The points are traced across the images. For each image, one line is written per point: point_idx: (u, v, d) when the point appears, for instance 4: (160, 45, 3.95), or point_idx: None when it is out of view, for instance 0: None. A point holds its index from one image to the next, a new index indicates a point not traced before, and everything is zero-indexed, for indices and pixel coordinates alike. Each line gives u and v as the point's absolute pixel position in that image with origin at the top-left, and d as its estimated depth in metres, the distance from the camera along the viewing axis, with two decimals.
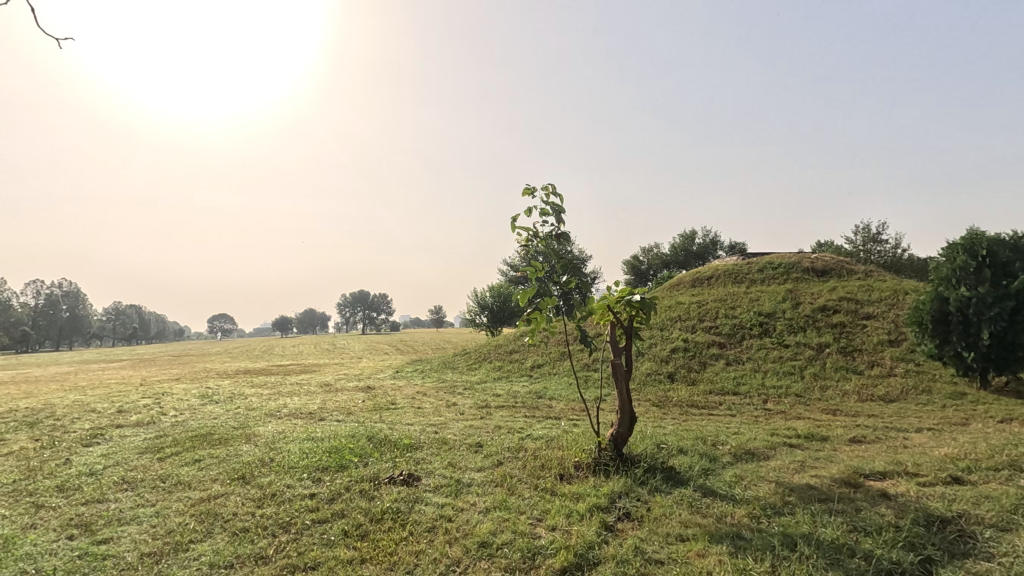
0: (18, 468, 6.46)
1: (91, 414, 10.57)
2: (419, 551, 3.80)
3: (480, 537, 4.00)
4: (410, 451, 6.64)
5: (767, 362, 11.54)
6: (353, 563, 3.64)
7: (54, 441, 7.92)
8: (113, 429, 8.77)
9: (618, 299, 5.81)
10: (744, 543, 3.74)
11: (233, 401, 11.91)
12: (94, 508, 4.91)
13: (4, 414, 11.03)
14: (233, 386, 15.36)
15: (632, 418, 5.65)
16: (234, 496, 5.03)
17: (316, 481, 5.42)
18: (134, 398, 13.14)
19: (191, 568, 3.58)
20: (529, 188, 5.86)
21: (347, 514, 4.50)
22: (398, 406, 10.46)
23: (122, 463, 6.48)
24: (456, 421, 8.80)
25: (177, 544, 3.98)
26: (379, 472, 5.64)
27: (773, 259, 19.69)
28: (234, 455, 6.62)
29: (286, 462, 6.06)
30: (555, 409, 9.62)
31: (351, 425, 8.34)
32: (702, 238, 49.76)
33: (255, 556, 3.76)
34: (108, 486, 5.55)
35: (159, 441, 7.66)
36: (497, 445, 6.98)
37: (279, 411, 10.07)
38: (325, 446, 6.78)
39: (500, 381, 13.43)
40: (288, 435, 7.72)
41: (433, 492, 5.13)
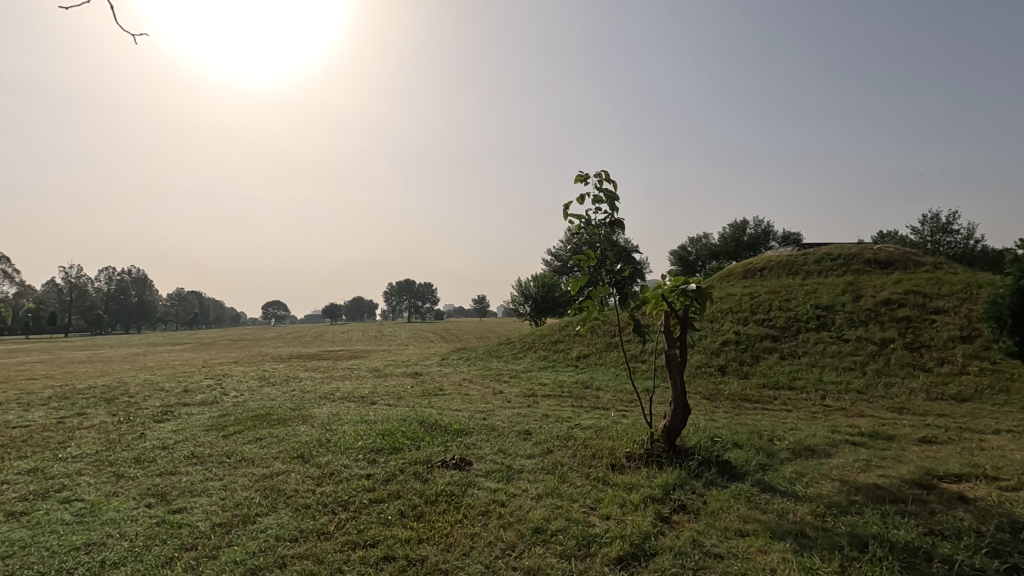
0: (99, 440, 6.93)
1: (161, 393, 11.23)
2: (474, 534, 3.86)
3: (534, 523, 4.00)
4: (460, 437, 6.72)
5: (825, 357, 11.08)
6: (410, 542, 3.72)
7: (130, 416, 8.46)
8: (181, 407, 9.30)
9: (672, 289, 5.68)
10: (808, 542, 3.61)
11: (288, 384, 12.40)
12: (168, 479, 5.22)
13: (84, 391, 11.85)
14: (287, 370, 15.98)
15: (686, 410, 5.51)
16: (294, 474, 5.23)
17: (371, 462, 5.57)
18: (198, 379, 13.84)
19: (259, 540, 3.74)
20: (581, 175, 5.71)
21: (402, 495, 4.60)
22: (446, 393, 10.61)
23: (191, 439, 6.84)
24: (503, 408, 8.87)
25: (245, 517, 4.17)
26: (431, 455, 5.74)
27: (831, 250, 18.79)
28: (293, 435, 6.89)
29: (343, 444, 6.26)
30: (602, 399, 9.53)
31: (402, 409, 8.52)
32: (755, 228, 48.10)
33: (317, 532, 3.89)
34: (179, 460, 5.88)
35: (223, 420, 8.05)
36: (547, 433, 6.98)
37: (333, 395, 10.41)
38: (378, 428, 6.96)
39: (547, 370, 13.44)
40: (342, 418, 7.96)
41: (485, 477, 5.18)
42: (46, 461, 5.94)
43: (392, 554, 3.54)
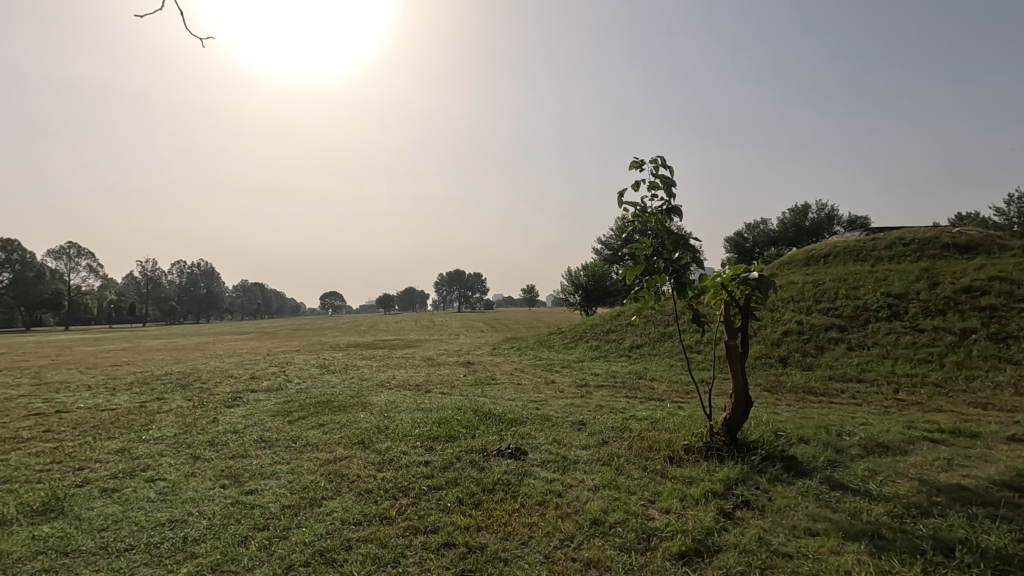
0: (177, 424, 7.40)
1: (230, 380, 11.88)
2: (532, 523, 3.87)
3: (591, 514, 3.97)
4: (514, 426, 6.75)
5: (897, 348, 10.43)
6: (470, 530, 3.77)
7: (203, 402, 8.99)
8: (249, 393, 9.80)
9: (732, 277, 5.43)
10: (885, 544, 3.41)
11: (347, 372, 12.85)
12: (240, 462, 5.51)
13: (162, 377, 12.70)
14: (345, 358, 16.54)
15: (747, 402, 5.31)
16: (356, 460, 5.40)
17: (428, 449, 5.68)
18: (264, 366, 14.54)
19: (326, 522, 3.89)
20: (636, 161, 5.51)
21: (460, 483, 4.67)
22: (498, 382, 10.70)
23: (260, 424, 7.20)
24: (556, 398, 8.85)
25: (312, 500, 4.35)
26: (487, 444, 5.80)
27: (904, 234, 17.63)
28: (353, 421, 7.13)
29: (401, 431, 6.42)
30: (657, 390, 9.35)
31: (456, 398, 8.65)
32: (817, 213, 45.78)
33: (380, 516, 4.00)
34: (250, 444, 6.19)
35: (288, 406, 8.42)
36: (601, 424, 6.91)
37: (389, 383, 10.70)
38: (434, 417, 7.09)
39: (599, 360, 13.32)
40: (399, 405, 8.17)
41: (541, 467, 5.19)
42: (132, 442, 6.40)
43: (453, 541, 3.59)
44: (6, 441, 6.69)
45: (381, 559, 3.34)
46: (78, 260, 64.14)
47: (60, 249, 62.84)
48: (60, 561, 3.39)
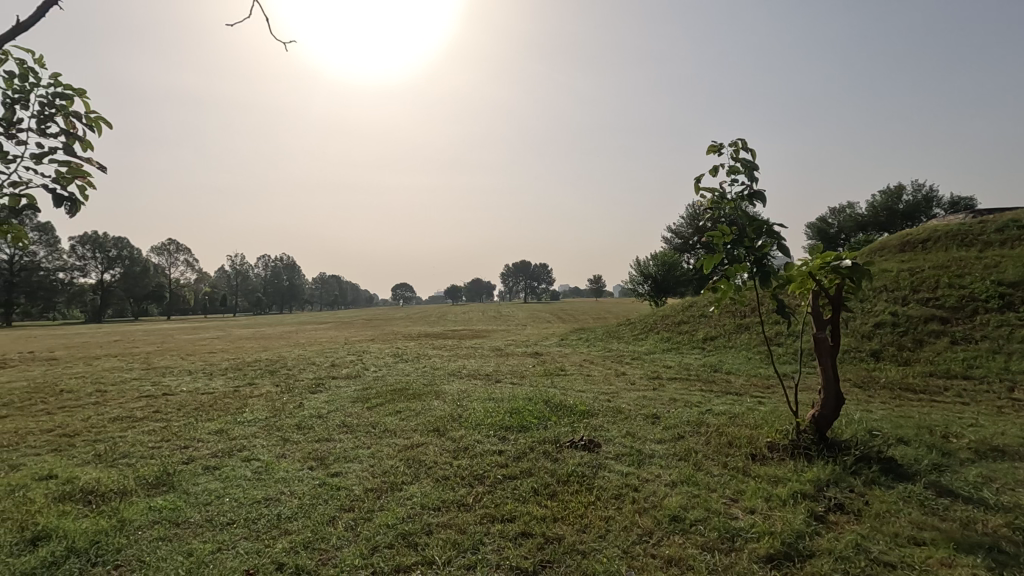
0: (267, 407, 7.92)
1: (313, 366, 12.57)
2: (609, 517, 3.82)
3: (670, 510, 3.87)
4: (586, 418, 6.69)
5: (1012, 342, 9.41)
6: (546, 520, 3.78)
7: (290, 387, 9.57)
8: (331, 380, 10.32)
9: (821, 267, 5.03)
10: (1007, 559, 3.09)
11: (419, 361, 13.24)
12: (325, 445, 5.81)
13: (253, 363, 13.64)
14: (417, 347, 17.09)
15: (839, 399, 4.97)
16: (432, 447, 5.54)
17: (501, 439, 5.73)
18: (342, 354, 15.28)
19: (407, 507, 4.02)
20: (714, 145, 5.17)
21: (534, 473, 4.69)
22: (567, 373, 10.65)
23: (341, 409, 7.56)
24: (628, 390, 8.68)
25: (393, 484, 4.51)
26: (559, 435, 5.78)
27: (1019, 215, 15.82)
28: (427, 409, 7.32)
29: (474, 419, 6.53)
30: (734, 384, 8.96)
31: (526, 388, 8.70)
32: (913, 194, 42.06)
33: (457, 503, 4.09)
34: (333, 428, 6.51)
35: (365, 393, 8.79)
36: (676, 417, 6.72)
37: (460, 372, 10.92)
38: (505, 406, 7.16)
39: (670, 352, 12.95)
40: (470, 394, 8.32)
41: (615, 460, 5.10)
42: (229, 424, 6.92)
43: (529, 531, 3.61)
44: (124, 420, 7.43)
45: (460, 545, 3.41)
46: (177, 255, 70.00)
47: (161, 246, 68.74)
48: (173, 531, 3.71)
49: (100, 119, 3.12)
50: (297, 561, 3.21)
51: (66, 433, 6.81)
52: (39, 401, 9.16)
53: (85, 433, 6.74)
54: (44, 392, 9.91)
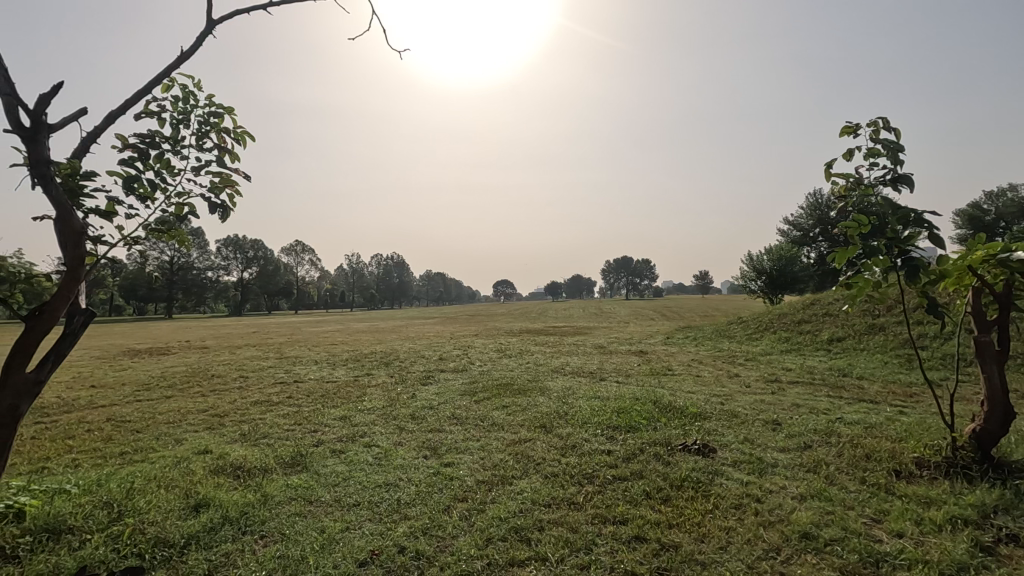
0: (384, 397, 8.44)
1: (423, 359, 13.22)
2: (729, 527, 3.59)
3: (800, 526, 3.55)
4: (698, 421, 6.37)
5: None
6: (660, 525, 3.63)
7: (403, 379, 10.13)
8: (440, 373, 10.77)
9: (983, 261, 4.28)
10: None
11: (522, 356, 13.44)
12: (437, 435, 6.07)
13: (370, 354, 14.64)
14: (520, 343, 17.39)
15: (1009, 413, 4.26)
16: (540, 443, 5.57)
17: (609, 438, 5.62)
18: (450, 348, 15.91)
19: (518, 501, 4.07)
20: (848, 127, 4.43)
21: (645, 476, 4.54)
22: (675, 373, 10.24)
23: (451, 401, 7.86)
24: (743, 393, 8.15)
25: (503, 477, 4.59)
26: (670, 438, 5.56)
27: None
28: (533, 405, 7.40)
29: (580, 417, 6.47)
30: (869, 390, 8.08)
31: (632, 387, 8.48)
32: None
33: (567, 501, 4.07)
34: (444, 420, 6.77)
35: (472, 386, 9.07)
36: (801, 425, 6.18)
37: (563, 369, 10.92)
38: (612, 405, 7.02)
39: (790, 354, 12.01)
40: (575, 392, 8.27)
41: (733, 467, 4.79)
42: (351, 411, 7.46)
43: (643, 535, 3.49)
44: (263, 403, 8.28)
45: (573, 544, 3.38)
46: (304, 255, 76.96)
47: (289, 247, 75.81)
48: (307, 508, 4.05)
49: (243, 133, 3.72)
50: (417, 546, 3.36)
51: (217, 413, 7.71)
52: (196, 384, 10.50)
53: (233, 414, 7.58)
54: (200, 376, 11.35)
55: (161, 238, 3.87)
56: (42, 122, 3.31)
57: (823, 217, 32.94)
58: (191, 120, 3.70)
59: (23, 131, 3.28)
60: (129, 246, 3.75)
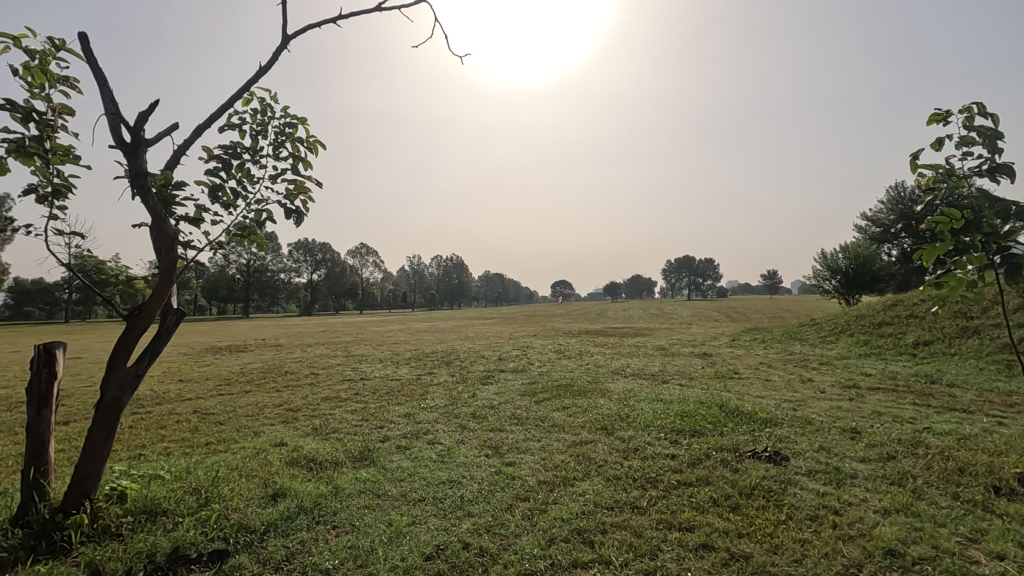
0: (446, 395, 8.62)
1: (483, 359, 13.39)
2: (804, 540, 3.42)
3: (884, 542, 3.33)
4: (769, 427, 6.10)
5: None
6: (729, 534, 3.50)
7: (464, 378, 10.30)
8: (500, 373, 10.87)
9: None
10: None
11: (582, 357, 13.35)
12: (498, 434, 6.13)
13: (432, 354, 14.99)
14: (579, 344, 17.29)
15: None
16: (601, 445, 5.51)
17: (673, 443, 5.48)
18: (509, 348, 16.02)
19: (580, 502, 4.04)
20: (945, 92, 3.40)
21: (712, 482, 4.39)
22: (742, 376, 9.86)
23: (511, 401, 7.93)
24: (817, 399, 7.73)
25: (565, 479, 4.57)
26: (738, 443, 5.35)
27: None
28: (594, 406, 7.33)
29: (642, 420, 6.35)
30: (961, 399, 7.46)
31: (697, 391, 8.24)
32: None
33: (631, 504, 4.00)
34: (504, 419, 6.83)
35: (532, 387, 9.09)
36: (883, 434, 5.79)
37: (624, 370, 10.76)
38: (676, 408, 6.84)
39: (869, 358, 11.29)
40: (636, 394, 8.12)
41: (808, 477, 4.55)
42: (415, 408, 7.67)
43: (711, 543, 3.38)
44: (332, 399, 8.66)
45: (637, 549, 3.32)
46: (368, 258, 79.83)
47: (355, 249, 78.86)
48: (375, 501, 4.20)
49: (315, 141, 3.97)
50: (481, 543, 3.41)
51: (291, 407, 8.13)
52: (271, 379, 11.11)
53: (305, 409, 7.97)
54: (275, 373, 12.00)
55: (242, 242, 4.15)
56: (141, 137, 3.62)
57: (906, 212, 30.72)
58: (268, 131, 3.98)
59: (125, 146, 3.61)
60: (214, 250, 4.04)
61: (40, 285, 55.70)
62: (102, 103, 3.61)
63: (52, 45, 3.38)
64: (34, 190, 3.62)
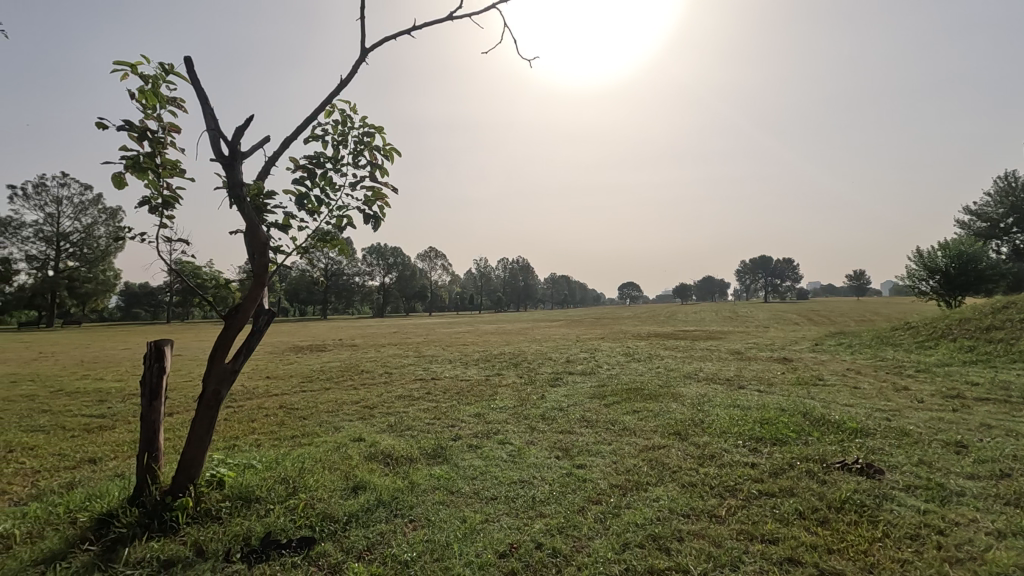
0: (515, 396, 8.69)
1: (550, 361, 13.40)
2: (904, 560, 3.16)
3: (1000, 567, 3.02)
4: (859, 438, 5.69)
5: None
6: (818, 550, 3.30)
7: (532, 379, 10.35)
8: (568, 375, 10.84)
9: None
10: None
11: (652, 361, 13.05)
12: (568, 437, 6.11)
13: (499, 355, 15.17)
14: (649, 347, 16.91)
15: None
16: (675, 450, 5.36)
17: (752, 451, 5.25)
18: (577, 351, 15.93)
19: (654, 508, 3.95)
20: None
21: (797, 494, 4.16)
22: (828, 383, 9.26)
23: (580, 404, 7.87)
24: (914, 409, 7.14)
25: (638, 483, 4.49)
26: (825, 454, 5.03)
27: None
28: (666, 411, 7.14)
29: (718, 426, 6.11)
30: None
31: (777, 397, 7.83)
32: None
33: (708, 513, 3.87)
34: (574, 421, 6.80)
35: (601, 389, 8.99)
36: (995, 449, 5.25)
37: (697, 374, 10.40)
38: (754, 415, 6.54)
39: (976, 366, 10.28)
40: (711, 399, 7.84)
41: (906, 492, 4.21)
42: (485, 408, 7.79)
43: (797, 558, 3.20)
44: (406, 398, 8.96)
45: (717, 559, 3.20)
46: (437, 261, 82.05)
47: (425, 254, 81.27)
48: (449, 497, 4.30)
49: (390, 149, 4.16)
50: (554, 544, 3.41)
51: (367, 405, 8.49)
52: (349, 378, 11.65)
53: (380, 406, 8.29)
54: (352, 371, 12.58)
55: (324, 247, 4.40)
56: (237, 151, 3.92)
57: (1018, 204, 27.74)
58: (348, 141, 4.21)
59: (224, 159, 3.91)
60: (300, 254, 4.30)
61: (147, 289, 61.41)
62: (204, 120, 3.93)
63: (163, 70, 3.72)
64: (147, 202, 4.00)
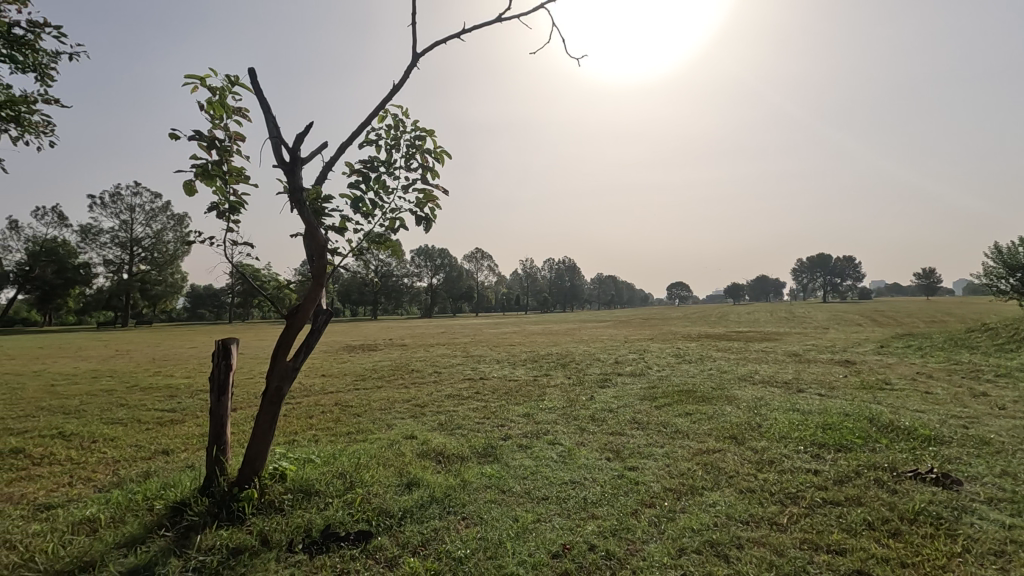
0: (563, 397, 8.65)
1: (599, 362, 13.26)
2: None
3: None
4: (933, 446, 5.35)
5: None
6: (890, 563, 3.12)
7: (581, 380, 10.28)
8: (617, 376, 10.70)
9: None
10: None
11: (705, 362, 12.70)
12: (618, 438, 6.03)
13: (547, 356, 15.14)
14: (701, 348, 16.45)
15: None
16: (731, 454, 5.21)
17: (815, 457, 5.02)
18: (626, 351, 15.70)
19: (711, 513, 3.84)
20: None
21: (865, 503, 3.95)
22: (897, 387, 8.76)
23: (631, 405, 7.74)
24: (995, 416, 6.65)
25: (693, 487, 4.38)
26: (895, 462, 4.76)
27: None
28: (720, 413, 6.94)
29: (777, 431, 5.88)
30: None
31: (840, 401, 7.47)
32: None
33: (768, 520, 3.73)
34: (624, 423, 6.70)
35: (652, 391, 8.82)
36: None
37: (753, 377, 10.05)
38: (816, 419, 6.26)
39: None
40: (767, 402, 7.55)
41: (988, 505, 3.92)
42: (534, 409, 7.79)
43: (868, 570, 3.04)
44: (456, 396, 9.08)
45: (778, 568, 3.08)
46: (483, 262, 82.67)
47: (471, 255, 82.06)
48: (500, 496, 4.33)
49: (442, 151, 4.23)
50: (608, 546, 3.37)
51: (418, 403, 8.65)
52: (400, 377, 11.90)
53: (431, 405, 8.43)
54: (403, 370, 12.86)
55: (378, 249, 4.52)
56: (297, 157, 4.08)
57: None
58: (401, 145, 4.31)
59: (285, 165, 4.08)
60: (356, 255, 4.43)
61: (211, 290, 64.75)
62: (267, 128, 4.11)
63: (229, 82, 3.92)
64: (216, 208, 4.22)
